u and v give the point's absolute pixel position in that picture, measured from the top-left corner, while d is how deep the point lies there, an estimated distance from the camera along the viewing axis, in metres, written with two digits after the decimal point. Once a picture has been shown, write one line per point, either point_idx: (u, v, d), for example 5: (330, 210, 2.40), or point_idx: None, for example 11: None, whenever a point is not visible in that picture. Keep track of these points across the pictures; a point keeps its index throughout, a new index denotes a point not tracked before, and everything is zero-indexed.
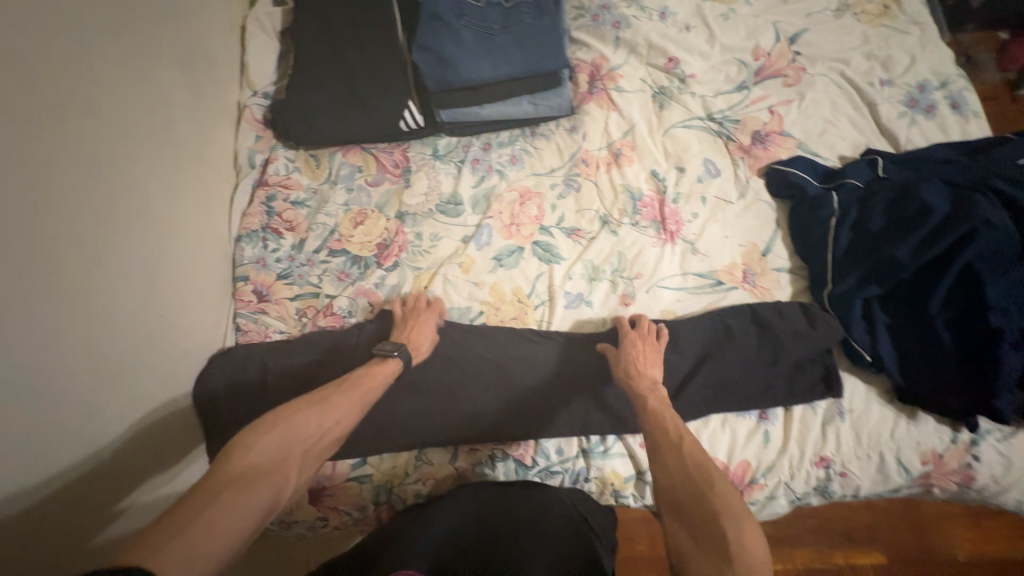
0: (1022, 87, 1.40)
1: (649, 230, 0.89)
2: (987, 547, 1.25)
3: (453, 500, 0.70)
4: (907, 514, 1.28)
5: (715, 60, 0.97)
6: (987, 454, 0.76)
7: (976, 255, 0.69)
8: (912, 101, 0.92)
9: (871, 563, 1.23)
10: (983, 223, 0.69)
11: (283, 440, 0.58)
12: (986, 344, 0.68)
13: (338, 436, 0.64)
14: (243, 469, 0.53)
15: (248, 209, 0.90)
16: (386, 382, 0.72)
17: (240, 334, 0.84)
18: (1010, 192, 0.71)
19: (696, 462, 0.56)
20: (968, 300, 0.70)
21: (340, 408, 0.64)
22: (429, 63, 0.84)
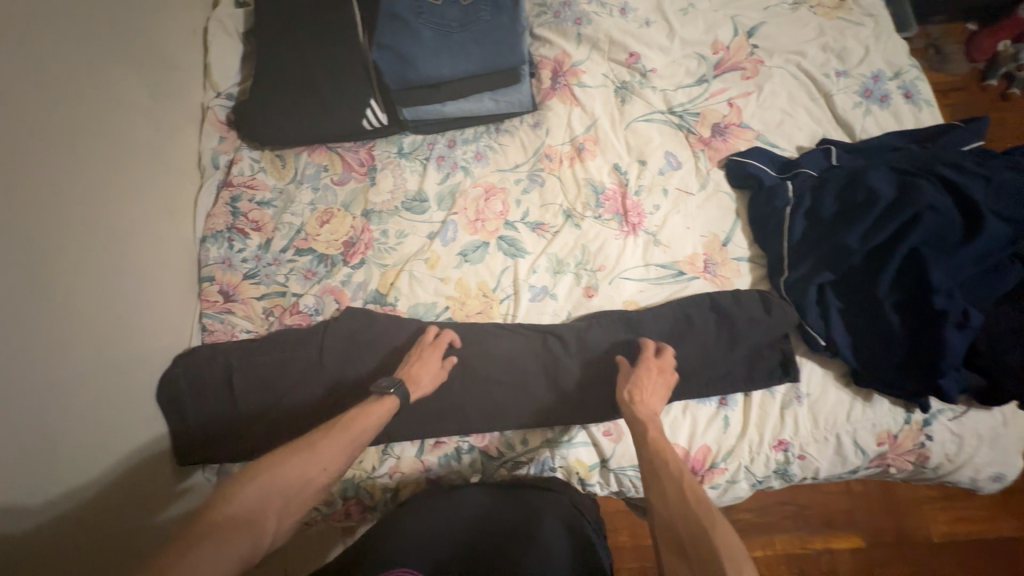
0: (992, 77, 1.43)
1: (612, 223, 0.91)
2: (961, 526, 1.28)
3: (465, 495, 0.72)
4: (883, 497, 1.30)
5: (676, 54, 0.98)
6: (939, 433, 0.79)
7: (921, 239, 0.71)
8: (867, 91, 0.94)
9: (847, 546, 1.26)
10: (928, 208, 0.71)
11: (264, 490, 0.54)
12: (931, 326, 0.70)
13: (327, 482, 0.59)
14: (220, 521, 0.50)
15: (213, 210, 0.91)
16: (379, 423, 0.66)
17: (206, 333, 0.84)
18: (953, 177, 0.73)
19: (698, 505, 0.53)
20: (914, 283, 0.72)
21: (329, 453, 0.59)
22: (388, 62, 0.85)
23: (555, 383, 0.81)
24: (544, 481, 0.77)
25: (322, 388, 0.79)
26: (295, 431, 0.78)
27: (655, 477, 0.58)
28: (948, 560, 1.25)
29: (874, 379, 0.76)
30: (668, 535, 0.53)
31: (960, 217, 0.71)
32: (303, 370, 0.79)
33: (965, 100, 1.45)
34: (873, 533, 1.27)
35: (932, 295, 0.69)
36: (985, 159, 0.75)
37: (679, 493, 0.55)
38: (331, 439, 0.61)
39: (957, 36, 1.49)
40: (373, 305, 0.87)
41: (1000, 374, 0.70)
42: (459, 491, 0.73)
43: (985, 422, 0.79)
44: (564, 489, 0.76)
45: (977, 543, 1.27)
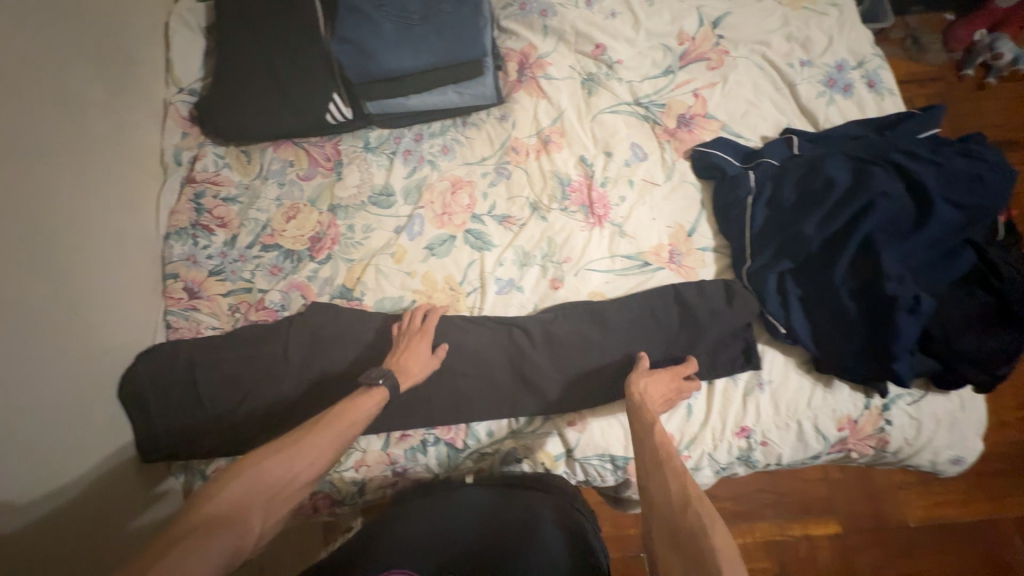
0: (968, 66, 1.44)
1: (578, 215, 0.91)
2: (937, 509, 1.29)
3: (467, 493, 0.72)
4: (861, 484, 1.30)
5: (642, 45, 0.98)
6: (898, 418, 0.80)
7: (875, 226, 0.72)
8: (830, 81, 0.95)
9: (826, 532, 1.26)
10: (880, 195, 0.72)
11: (247, 488, 0.55)
12: (885, 311, 0.71)
13: (314, 476, 0.59)
14: (204, 520, 0.51)
15: (177, 207, 0.90)
16: (369, 415, 0.66)
17: (171, 331, 0.84)
18: (907, 164, 0.74)
19: (700, 505, 0.54)
20: (869, 270, 0.72)
21: (313, 448, 0.60)
22: (349, 55, 0.85)
23: (521, 375, 0.82)
24: (534, 480, 0.77)
25: (286, 384, 0.79)
26: (259, 427, 0.78)
27: (661, 471, 0.60)
28: (925, 544, 1.26)
29: (832, 365, 0.76)
30: (664, 527, 0.55)
31: (910, 202, 0.72)
32: (268, 366, 0.79)
33: (942, 89, 1.46)
34: (851, 518, 1.28)
35: (885, 281, 0.70)
36: (938, 146, 0.76)
37: (682, 492, 0.56)
38: (316, 434, 0.61)
39: (935, 26, 1.50)
40: (340, 300, 0.87)
41: (952, 357, 0.71)
42: (460, 490, 0.73)
43: (943, 406, 0.80)
44: (561, 488, 0.77)
45: (954, 526, 1.27)
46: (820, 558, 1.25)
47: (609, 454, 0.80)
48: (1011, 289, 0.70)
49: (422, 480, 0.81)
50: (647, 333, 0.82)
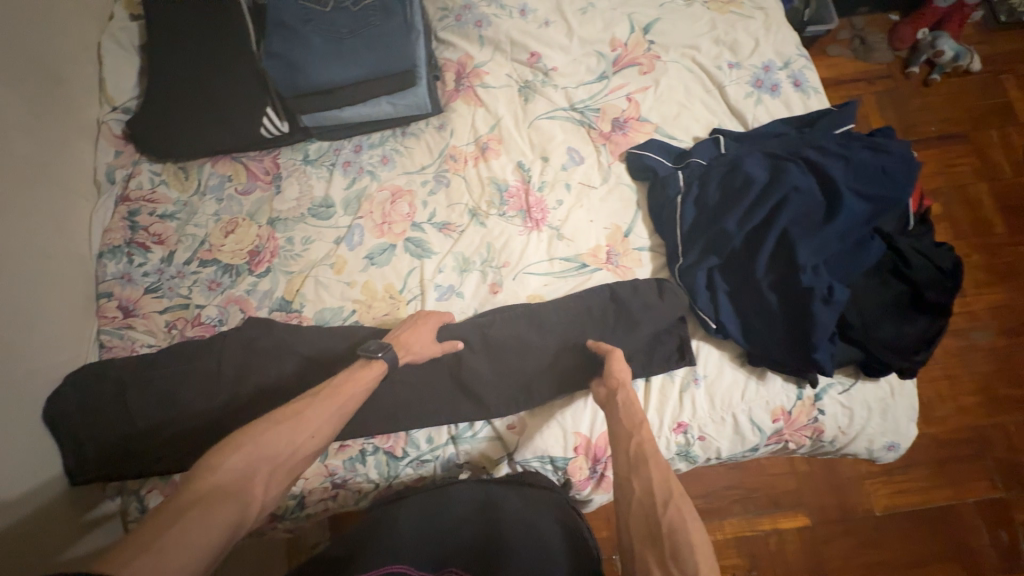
0: (913, 64, 1.47)
1: (515, 220, 0.92)
2: (904, 498, 1.23)
3: (459, 491, 0.75)
4: (829, 475, 1.25)
5: (575, 52, 1.01)
6: (831, 407, 0.81)
7: (790, 220, 0.75)
8: (757, 82, 0.97)
9: (795, 525, 1.21)
10: (793, 189, 0.75)
11: (253, 457, 0.59)
12: (801, 302, 0.73)
13: (313, 449, 0.65)
14: (212, 486, 0.55)
15: (111, 225, 0.90)
16: (365, 387, 0.72)
17: (104, 350, 0.83)
18: (817, 159, 0.78)
19: (680, 501, 0.58)
20: (785, 262, 0.75)
21: (313, 421, 0.65)
22: (279, 69, 0.88)
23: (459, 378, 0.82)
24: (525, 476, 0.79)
25: (221, 398, 0.78)
26: (192, 444, 0.76)
27: (647, 462, 0.62)
28: (893, 534, 1.21)
29: (762, 357, 0.78)
30: (640, 519, 0.58)
31: (821, 197, 0.76)
32: (202, 381, 0.79)
33: (890, 86, 1.50)
34: (818, 511, 1.23)
35: (800, 272, 0.73)
36: (848, 141, 0.80)
37: (665, 485, 0.59)
38: (315, 409, 0.67)
39: (881, 27, 1.54)
40: (278, 313, 0.87)
41: (871, 344, 0.73)
42: (454, 486, 0.76)
43: (873, 393, 0.82)
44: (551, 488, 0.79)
45: (925, 515, 1.22)
46: (790, 553, 1.20)
47: (549, 455, 0.80)
48: (920, 276, 0.74)
49: (363, 491, 0.80)
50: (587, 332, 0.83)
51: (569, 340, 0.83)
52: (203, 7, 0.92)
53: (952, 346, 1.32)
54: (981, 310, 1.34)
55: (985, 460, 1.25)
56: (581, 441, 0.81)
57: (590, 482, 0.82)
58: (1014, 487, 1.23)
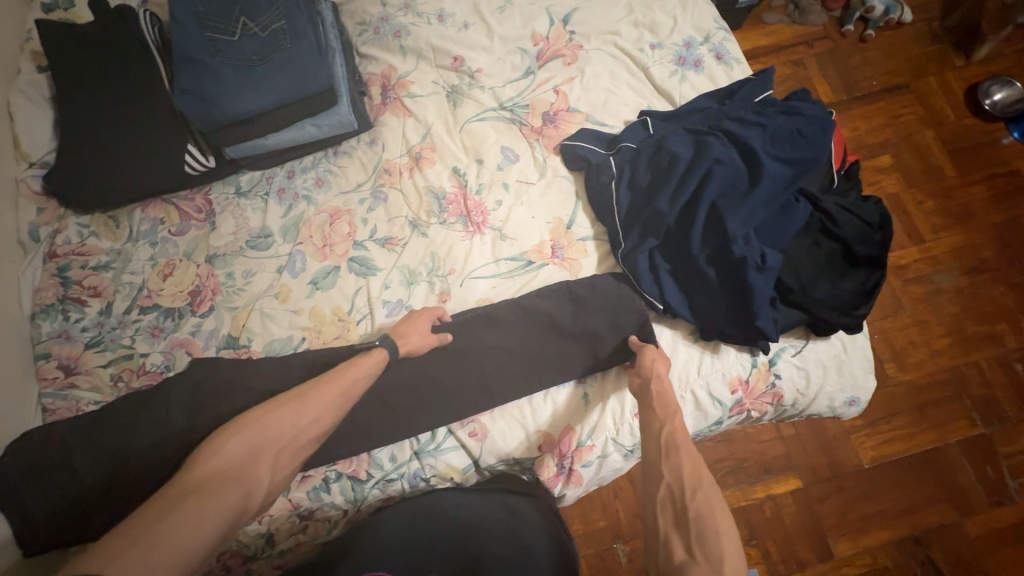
0: (847, 23, 1.49)
1: (457, 226, 0.91)
2: (891, 447, 1.24)
3: (442, 499, 0.74)
4: (816, 435, 1.24)
5: (498, 52, 1.00)
6: (786, 370, 0.82)
7: (717, 193, 0.78)
8: (680, 60, 0.98)
9: (788, 488, 1.21)
10: (715, 162, 0.79)
11: (255, 441, 0.61)
12: (737, 272, 0.76)
13: (314, 432, 0.66)
14: (214, 472, 0.57)
15: (41, 283, 0.88)
16: (364, 377, 0.72)
17: (48, 414, 0.81)
18: (734, 131, 0.82)
19: (708, 492, 0.59)
20: (717, 235, 0.78)
21: (314, 406, 0.66)
22: (191, 105, 0.85)
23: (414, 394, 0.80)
24: (508, 484, 0.78)
25: (173, 446, 0.77)
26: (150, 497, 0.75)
27: (678, 450, 0.63)
28: (884, 483, 1.21)
29: (712, 331, 0.80)
30: (666, 502, 0.60)
31: (743, 166, 0.79)
32: (152, 430, 0.77)
33: (827, 46, 1.51)
34: (809, 471, 1.22)
35: (732, 244, 0.76)
36: (764, 108, 0.85)
37: (694, 474, 0.61)
38: (317, 393, 0.68)
39: None
40: (226, 351, 0.85)
41: (812, 304, 0.78)
42: (437, 494, 0.75)
43: (826, 351, 0.83)
44: (536, 489, 0.79)
45: (913, 460, 1.23)
46: (787, 516, 1.19)
47: (515, 458, 0.81)
48: (848, 232, 0.80)
49: (333, 519, 0.79)
50: (541, 330, 0.84)
51: (524, 338, 0.84)
52: (116, 57, 0.92)
53: (919, 293, 1.33)
54: (943, 254, 1.35)
55: (963, 399, 1.26)
56: (543, 438, 0.81)
57: (560, 478, 0.80)
58: (992, 423, 1.25)
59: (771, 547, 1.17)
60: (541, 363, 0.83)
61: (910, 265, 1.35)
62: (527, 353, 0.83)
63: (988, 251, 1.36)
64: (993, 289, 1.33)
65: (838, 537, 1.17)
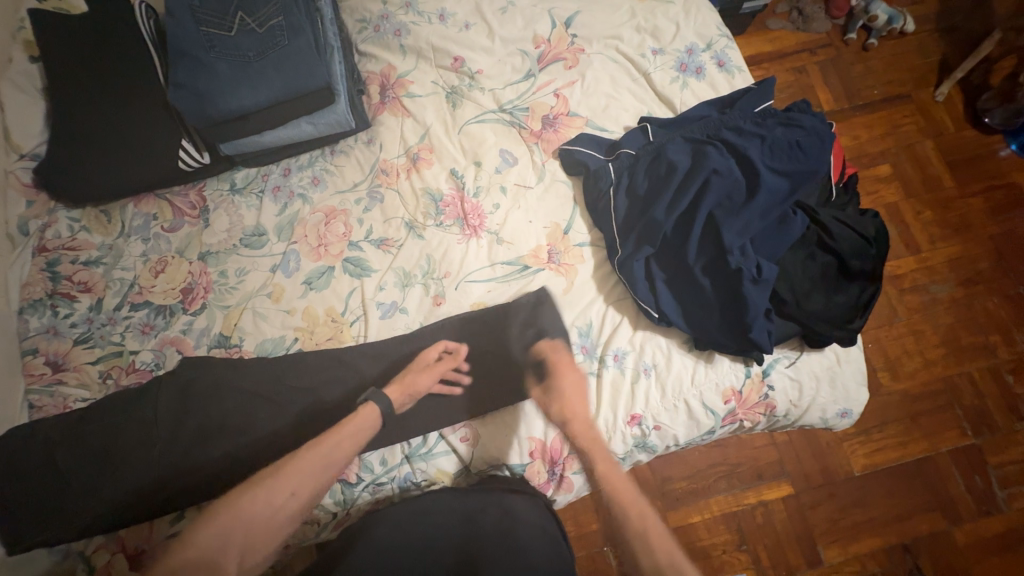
0: (850, 31, 1.49)
1: (453, 228, 0.90)
2: (882, 456, 1.24)
3: (435, 499, 0.73)
4: (808, 443, 1.25)
5: (499, 53, 0.99)
6: (780, 381, 0.82)
7: (714, 203, 0.79)
8: (682, 65, 0.97)
9: (779, 495, 1.21)
10: (713, 172, 0.79)
11: (225, 527, 0.67)
12: (732, 283, 0.76)
13: (294, 506, 0.70)
14: (197, 553, 0.65)
15: (30, 278, 0.86)
16: (354, 440, 0.74)
17: (34, 411, 0.80)
18: (733, 141, 0.82)
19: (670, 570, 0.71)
20: (713, 246, 0.78)
21: (286, 484, 0.70)
22: (186, 100, 0.84)
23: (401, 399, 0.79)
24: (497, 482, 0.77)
25: (163, 443, 0.77)
26: (139, 494, 0.75)
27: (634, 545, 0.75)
28: (875, 490, 1.22)
29: (706, 340, 0.80)
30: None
31: (742, 177, 0.79)
32: (143, 428, 0.77)
33: (829, 55, 1.51)
34: (801, 478, 1.22)
35: (728, 254, 0.76)
36: (764, 118, 0.85)
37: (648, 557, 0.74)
38: (295, 467, 0.70)
39: None
40: (217, 350, 0.83)
41: (807, 317, 0.78)
42: (429, 496, 0.74)
43: (820, 362, 0.83)
44: (527, 489, 0.77)
45: (905, 470, 1.23)
46: (778, 522, 1.19)
47: (506, 463, 0.81)
48: (844, 246, 0.80)
49: (322, 522, 0.78)
50: (531, 336, 0.83)
51: (514, 344, 0.84)
52: (111, 49, 0.90)
53: (915, 303, 1.34)
54: (940, 265, 1.36)
55: (955, 409, 1.27)
56: (536, 446, 0.80)
57: (552, 484, 0.82)
58: (983, 432, 1.25)
59: (762, 553, 1.18)
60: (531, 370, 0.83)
61: (906, 275, 1.35)
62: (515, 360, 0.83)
63: (984, 262, 1.36)
64: (988, 300, 1.34)
65: (828, 543, 1.18)
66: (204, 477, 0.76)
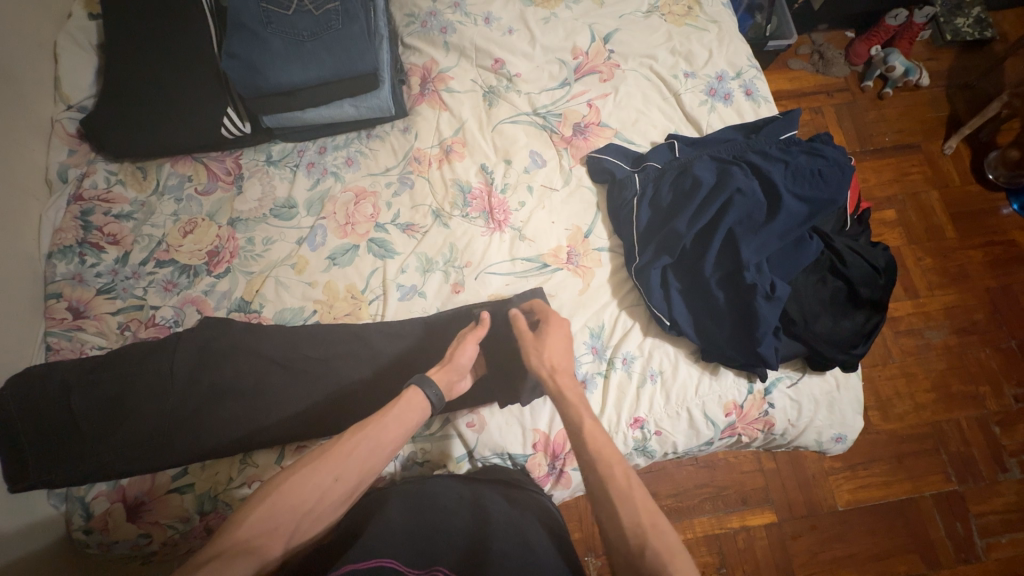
0: (868, 78, 1.55)
1: (478, 221, 0.93)
2: (867, 492, 1.26)
3: (439, 484, 0.74)
4: (795, 471, 1.27)
5: (539, 60, 1.03)
6: (780, 400, 0.84)
7: (735, 221, 0.83)
8: (711, 90, 1.02)
9: (763, 522, 1.22)
10: (736, 191, 0.83)
11: (273, 510, 0.57)
12: (745, 297, 0.80)
13: (341, 492, 0.61)
14: (231, 545, 0.53)
15: (62, 224, 0.88)
16: (406, 419, 0.67)
17: (51, 353, 0.81)
18: (758, 164, 0.86)
19: (659, 539, 0.55)
20: (730, 261, 0.83)
21: (341, 463, 0.61)
22: (237, 70, 0.88)
23: (449, 379, 0.74)
24: (499, 476, 0.79)
25: (175, 397, 0.78)
26: (145, 448, 0.76)
27: (620, 494, 0.58)
28: (856, 527, 1.23)
29: (714, 351, 0.83)
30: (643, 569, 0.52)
31: (763, 198, 0.83)
32: (156, 381, 0.79)
33: (846, 98, 1.57)
34: (786, 506, 1.24)
35: (744, 270, 0.80)
36: (788, 146, 0.89)
37: (631, 514, 0.56)
38: (345, 448, 0.62)
39: (838, 43, 1.61)
40: (237, 314, 0.85)
41: (813, 339, 0.82)
42: (432, 480, 0.75)
43: (821, 386, 0.85)
44: (527, 484, 0.79)
45: (890, 508, 1.25)
46: (758, 549, 1.20)
47: (508, 452, 0.83)
48: (854, 274, 0.84)
49: None
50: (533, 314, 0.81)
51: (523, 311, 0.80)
52: (168, 15, 0.94)
53: (910, 345, 1.37)
54: (937, 311, 1.40)
55: (941, 453, 1.29)
56: (540, 438, 0.83)
57: (550, 479, 0.84)
58: (967, 480, 1.27)
59: None
60: (553, 333, 0.77)
61: (904, 317, 1.39)
62: (525, 333, 0.78)
63: (979, 314, 1.40)
64: (980, 350, 1.37)
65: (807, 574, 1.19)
66: (212, 437, 0.77)
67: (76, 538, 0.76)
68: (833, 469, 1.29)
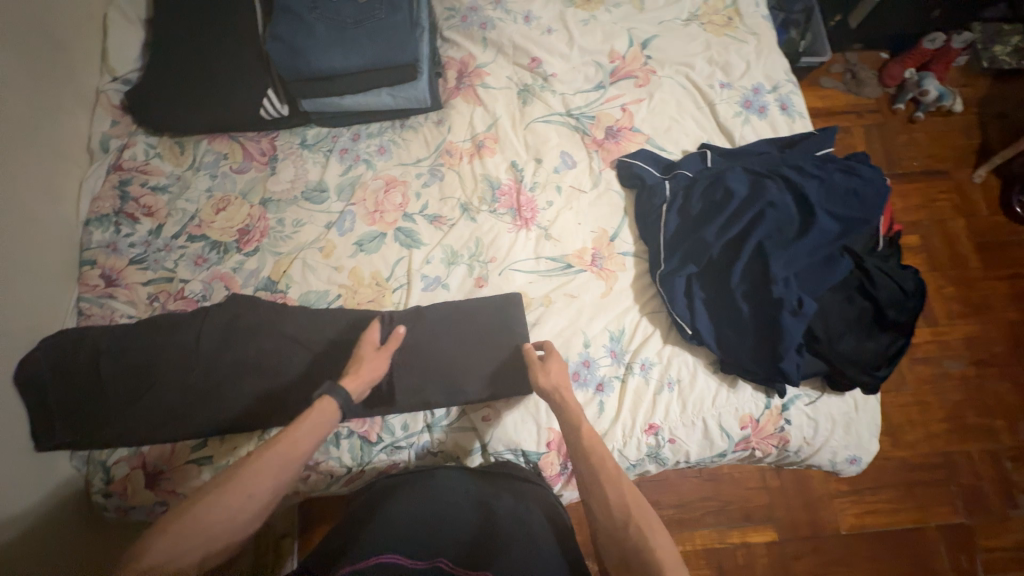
0: (899, 100, 1.53)
1: (505, 217, 0.93)
2: (873, 518, 1.25)
3: (451, 475, 0.75)
4: (802, 491, 1.26)
5: (575, 61, 1.04)
6: (797, 417, 0.84)
7: (765, 235, 0.82)
8: (747, 102, 1.01)
9: (766, 540, 1.21)
10: (769, 205, 0.83)
11: (179, 540, 0.53)
12: (770, 312, 0.80)
13: (251, 515, 0.57)
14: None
15: (100, 193, 0.91)
16: (317, 430, 0.63)
17: (82, 317, 0.83)
18: (792, 179, 0.85)
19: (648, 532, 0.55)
20: (758, 273, 0.82)
21: (247, 484, 0.57)
22: (280, 52, 0.89)
23: (359, 388, 0.72)
24: (512, 470, 0.79)
25: (199, 370, 0.80)
26: (167, 418, 0.77)
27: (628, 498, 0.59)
28: (860, 552, 1.22)
29: (734, 364, 0.83)
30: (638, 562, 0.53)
31: (796, 214, 0.84)
32: (182, 353, 0.80)
33: (877, 120, 1.55)
34: (790, 526, 1.23)
35: (772, 284, 0.80)
36: (824, 163, 0.89)
37: (625, 507, 0.58)
38: (250, 469, 0.57)
39: (873, 63, 1.59)
40: (263, 292, 0.86)
41: (836, 358, 0.81)
42: (440, 471, 0.75)
43: (839, 406, 0.85)
44: (538, 481, 0.79)
45: (896, 537, 1.23)
46: (759, 566, 1.19)
47: (522, 449, 0.82)
48: (883, 295, 0.83)
49: (335, 474, 0.81)
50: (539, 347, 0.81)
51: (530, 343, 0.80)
52: None
53: (927, 373, 1.35)
54: (956, 341, 1.38)
55: (951, 485, 1.28)
56: (554, 437, 0.83)
57: (562, 478, 0.84)
58: (976, 513, 1.26)
59: None
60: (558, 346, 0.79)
61: (923, 344, 1.37)
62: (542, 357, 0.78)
63: (1000, 346, 1.38)
64: (999, 383, 1.35)
65: None
66: (231, 412, 0.78)
67: (95, 500, 0.78)
68: (841, 492, 1.27)
